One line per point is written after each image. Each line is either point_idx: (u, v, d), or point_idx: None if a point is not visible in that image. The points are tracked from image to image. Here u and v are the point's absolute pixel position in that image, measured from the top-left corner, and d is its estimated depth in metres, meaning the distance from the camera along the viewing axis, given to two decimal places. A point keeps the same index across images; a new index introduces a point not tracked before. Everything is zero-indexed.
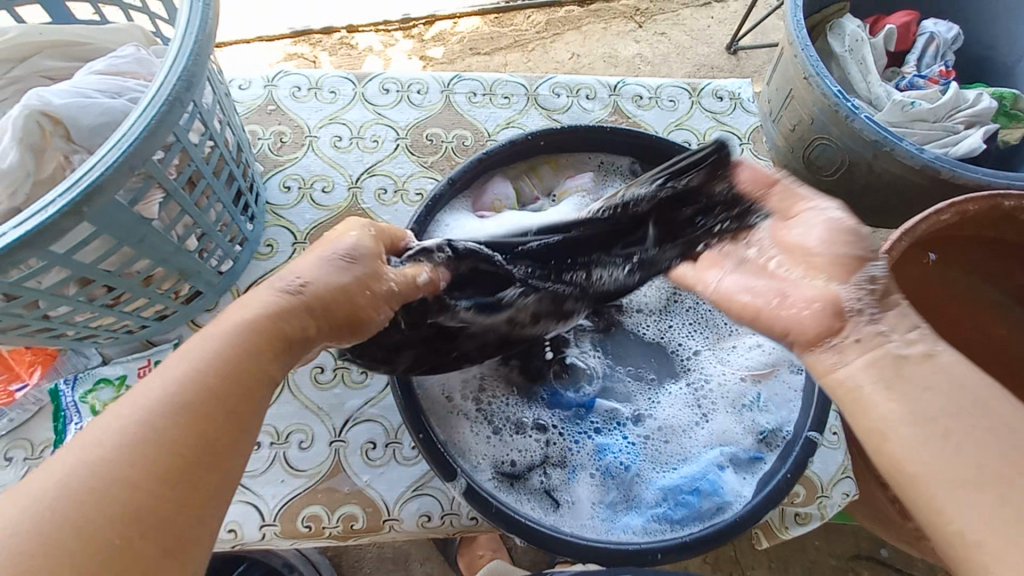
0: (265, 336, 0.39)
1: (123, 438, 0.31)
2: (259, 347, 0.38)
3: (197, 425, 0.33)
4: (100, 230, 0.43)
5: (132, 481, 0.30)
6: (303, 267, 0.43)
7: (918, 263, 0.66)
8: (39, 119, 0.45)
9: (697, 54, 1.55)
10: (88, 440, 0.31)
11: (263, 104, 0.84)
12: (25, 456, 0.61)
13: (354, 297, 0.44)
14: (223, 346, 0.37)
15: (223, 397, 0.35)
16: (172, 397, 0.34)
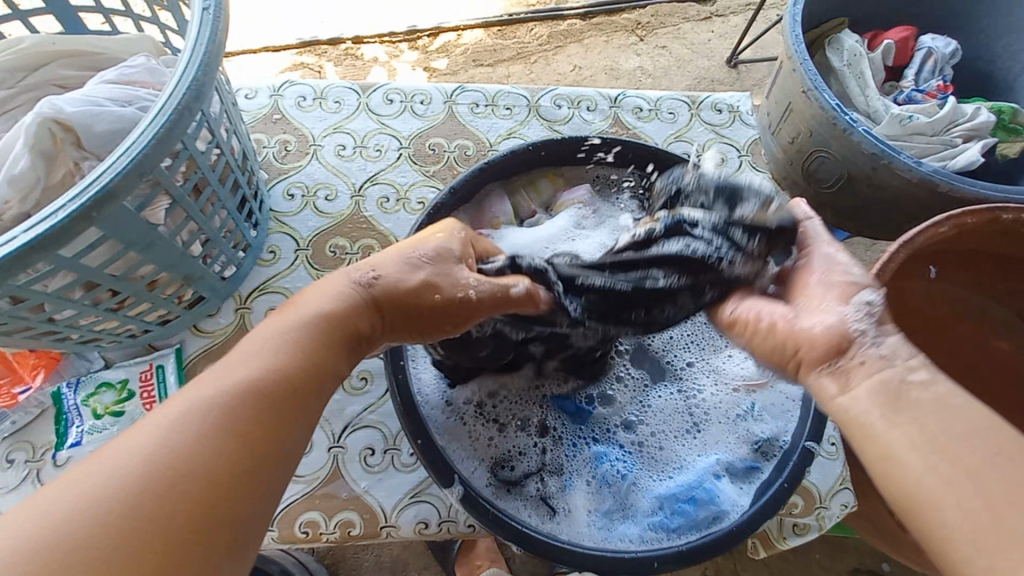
0: (306, 342, 0.40)
1: (162, 433, 0.31)
2: (302, 352, 0.40)
3: (244, 416, 0.34)
4: (108, 235, 0.43)
5: (171, 472, 0.30)
6: (383, 263, 0.47)
7: (920, 277, 0.67)
8: (50, 126, 0.46)
9: (698, 67, 1.57)
10: (128, 436, 0.31)
11: (269, 113, 0.85)
12: (26, 458, 0.62)
13: (423, 298, 0.46)
14: (267, 354, 0.38)
15: (264, 399, 0.36)
16: (213, 398, 0.34)
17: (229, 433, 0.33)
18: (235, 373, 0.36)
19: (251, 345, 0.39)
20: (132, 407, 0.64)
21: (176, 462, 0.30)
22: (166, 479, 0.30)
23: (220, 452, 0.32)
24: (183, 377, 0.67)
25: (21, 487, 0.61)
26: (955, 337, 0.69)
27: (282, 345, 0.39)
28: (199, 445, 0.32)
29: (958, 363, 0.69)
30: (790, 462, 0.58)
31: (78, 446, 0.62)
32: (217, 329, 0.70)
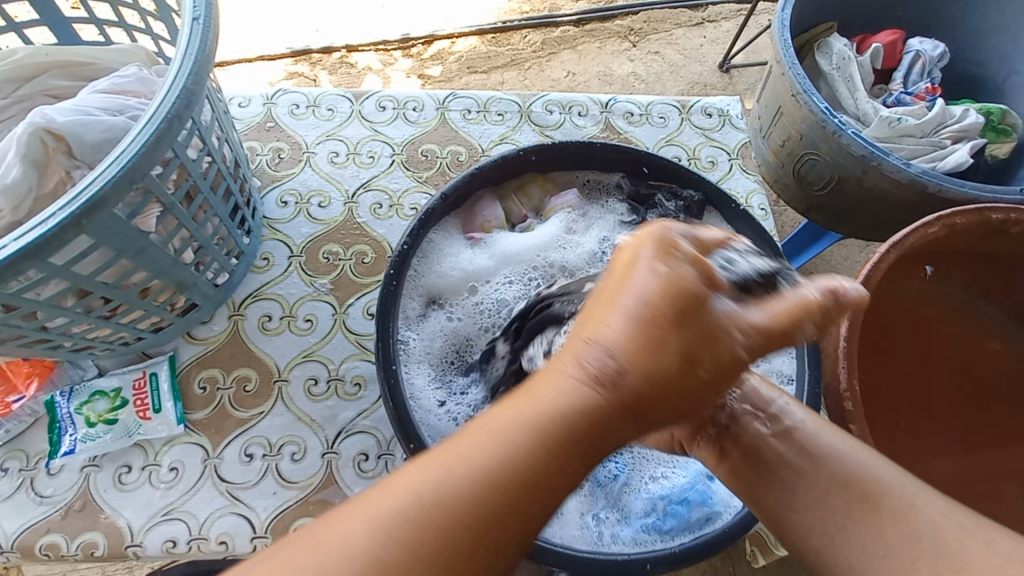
0: (539, 461, 0.28)
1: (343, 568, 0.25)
2: (526, 472, 0.28)
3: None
4: (99, 242, 0.44)
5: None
6: (612, 341, 0.31)
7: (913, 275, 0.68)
8: (41, 136, 0.46)
9: (690, 72, 1.59)
10: (317, 548, 0.26)
11: (262, 121, 0.86)
12: (19, 467, 0.62)
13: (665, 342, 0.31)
14: (488, 467, 0.28)
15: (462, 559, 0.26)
16: (414, 523, 0.26)
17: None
18: (433, 496, 0.27)
19: (474, 450, 0.28)
20: (126, 415, 0.64)
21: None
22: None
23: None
24: (177, 385, 0.67)
25: (14, 496, 0.61)
26: (951, 339, 0.69)
27: (512, 463, 0.28)
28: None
29: (955, 366, 0.69)
30: None
31: (72, 454, 0.62)
32: (210, 336, 0.70)
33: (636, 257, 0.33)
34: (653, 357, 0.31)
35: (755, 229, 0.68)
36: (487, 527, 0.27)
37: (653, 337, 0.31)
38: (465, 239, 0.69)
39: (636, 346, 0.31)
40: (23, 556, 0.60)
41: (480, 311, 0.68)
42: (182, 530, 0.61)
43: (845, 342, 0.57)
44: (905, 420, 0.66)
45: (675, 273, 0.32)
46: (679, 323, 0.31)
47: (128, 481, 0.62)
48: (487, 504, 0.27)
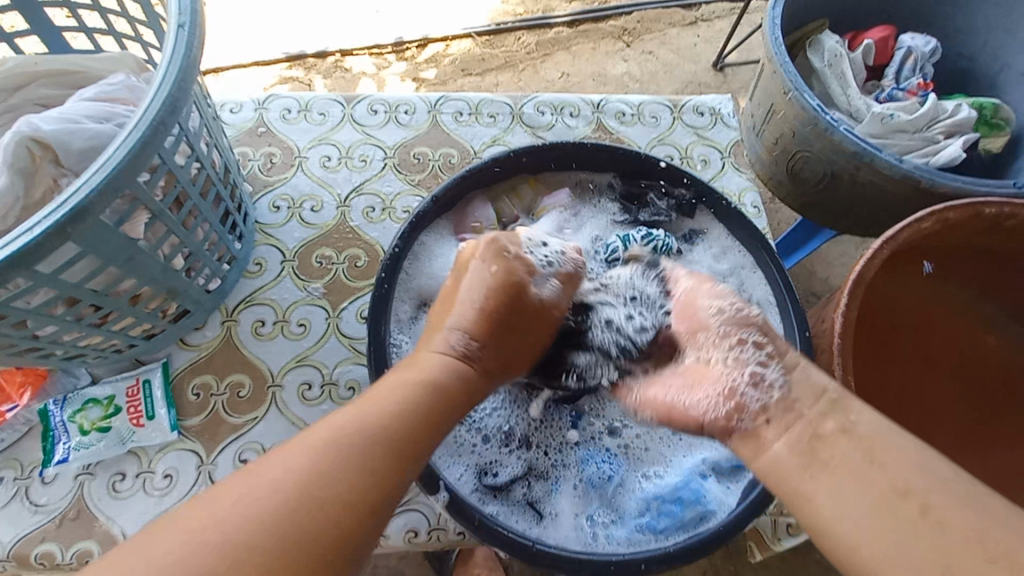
0: (416, 400, 0.43)
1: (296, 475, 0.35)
2: (416, 406, 0.43)
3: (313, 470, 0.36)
4: (87, 250, 0.44)
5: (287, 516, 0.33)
6: (464, 319, 0.51)
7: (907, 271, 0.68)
8: (27, 145, 0.46)
9: (684, 71, 1.59)
10: (256, 475, 0.35)
11: (254, 126, 0.86)
12: (13, 476, 0.62)
13: (493, 287, 0.52)
14: (390, 404, 0.42)
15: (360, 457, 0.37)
16: (345, 441, 0.38)
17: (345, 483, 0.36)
18: (357, 423, 0.39)
19: (380, 397, 0.42)
20: (119, 423, 0.64)
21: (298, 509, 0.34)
22: (287, 523, 0.33)
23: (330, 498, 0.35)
24: (170, 392, 0.67)
25: (9, 505, 0.60)
26: (948, 336, 0.69)
27: (404, 401, 0.43)
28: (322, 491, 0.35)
29: (952, 362, 0.69)
30: None
31: (66, 463, 0.62)
32: (203, 343, 0.70)
33: (467, 264, 0.54)
34: (485, 319, 0.51)
35: (748, 227, 0.69)
36: (396, 443, 0.40)
37: (490, 307, 0.52)
38: (457, 241, 0.69)
39: (478, 323, 0.51)
40: (19, 565, 0.59)
41: None
42: None
43: (839, 339, 0.59)
44: (904, 417, 0.66)
45: (501, 266, 0.54)
46: (496, 266, 0.54)
47: (123, 488, 0.62)
48: (392, 424, 0.41)
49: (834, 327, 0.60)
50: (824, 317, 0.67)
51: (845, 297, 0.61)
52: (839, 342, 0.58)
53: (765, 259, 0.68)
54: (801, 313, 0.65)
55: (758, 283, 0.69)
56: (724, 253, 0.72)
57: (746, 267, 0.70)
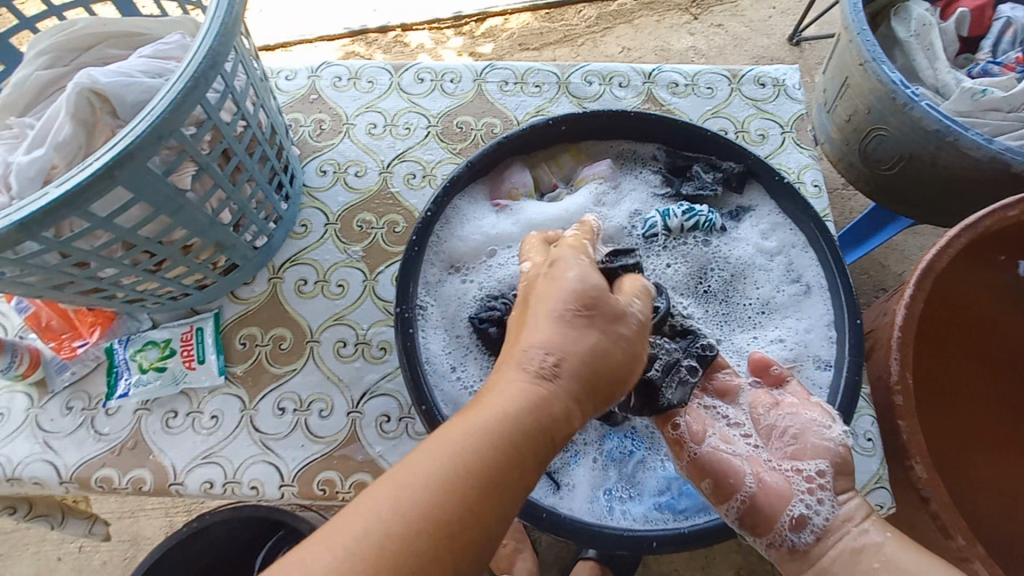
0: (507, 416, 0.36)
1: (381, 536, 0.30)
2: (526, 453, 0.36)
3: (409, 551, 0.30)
4: (137, 197, 0.47)
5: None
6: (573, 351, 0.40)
7: (980, 263, 0.65)
8: (88, 97, 0.48)
9: (756, 46, 1.49)
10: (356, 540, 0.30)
11: (306, 93, 0.89)
12: (82, 406, 0.68)
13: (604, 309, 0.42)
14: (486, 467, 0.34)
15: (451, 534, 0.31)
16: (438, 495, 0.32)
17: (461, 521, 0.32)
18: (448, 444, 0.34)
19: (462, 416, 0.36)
20: (174, 365, 0.69)
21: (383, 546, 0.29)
22: None
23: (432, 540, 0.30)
24: (220, 340, 0.72)
25: (77, 432, 0.67)
26: (1012, 332, 0.68)
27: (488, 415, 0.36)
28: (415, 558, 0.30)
29: (1013, 361, 0.67)
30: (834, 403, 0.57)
31: (127, 396, 0.68)
32: (251, 297, 0.74)
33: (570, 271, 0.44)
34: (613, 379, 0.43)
35: (801, 203, 0.65)
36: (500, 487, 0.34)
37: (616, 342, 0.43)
38: (491, 206, 0.69)
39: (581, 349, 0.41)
40: (81, 487, 0.66)
41: (502, 282, 0.66)
42: (218, 473, 0.65)
43: (899, 333, 0.60)
44: (958, 406, 0.66)
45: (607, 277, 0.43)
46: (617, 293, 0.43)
47: (174, 424, 0.67)
48: (502, 447, 0.35)
49: (896, 321, 0.62)
50: (889, 309, 0.69)
51: (910, 287, 0.62)
52: (899, 333, 0.60)
53: (815, 236, 0.64)
54: (852, 301, 0.60)
55: (808, 264, 0.66)
56: (773, 231, 0.68)
57: (796, 247, 0.66)
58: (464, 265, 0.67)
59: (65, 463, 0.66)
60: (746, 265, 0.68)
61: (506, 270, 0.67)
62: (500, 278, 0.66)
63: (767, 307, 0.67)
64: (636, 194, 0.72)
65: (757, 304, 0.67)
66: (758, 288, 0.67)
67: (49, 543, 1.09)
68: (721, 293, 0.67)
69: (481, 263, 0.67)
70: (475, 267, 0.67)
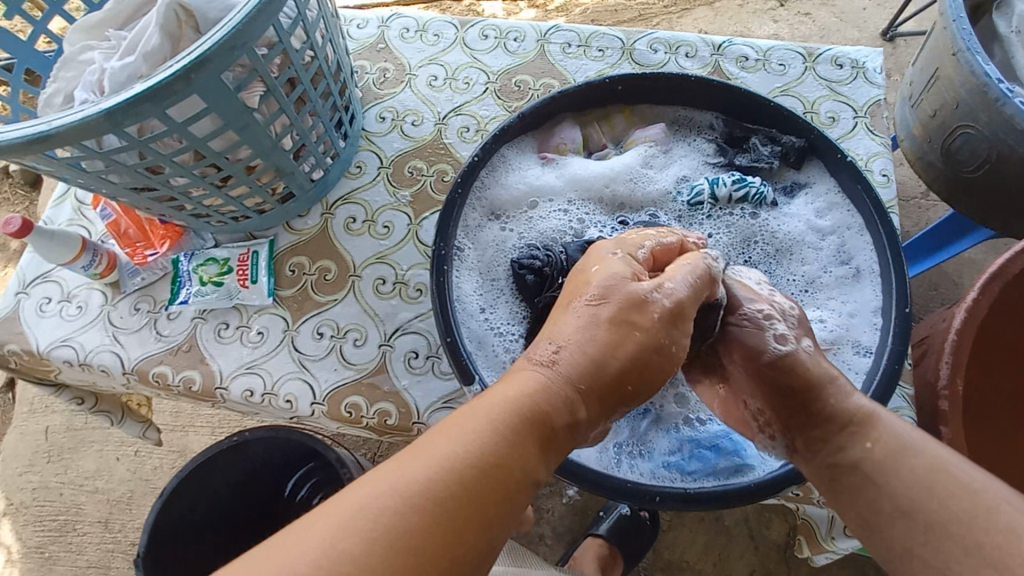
0: (522, 435, 0.39)
1: (401, 489, 0.35)
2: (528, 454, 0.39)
3: (412, 508, 0.34)
4: (209, 108, 0.51)
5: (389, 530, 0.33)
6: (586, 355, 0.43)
7: None
8: (177, 11, 0.53)
9: (844, 37, 1.41)
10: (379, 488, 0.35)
11: (375, 42, 0.91)
12: (148, 309, 0.75)
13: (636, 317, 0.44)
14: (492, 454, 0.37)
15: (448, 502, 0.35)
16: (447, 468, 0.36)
17: (473, 546, 0.35)
18: (464, 455, 0.37)
19: (480, 421, 0.38)
20: (230, 281, 0.75)
21: (399, 536, 0.33)
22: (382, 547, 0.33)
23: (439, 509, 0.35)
24: (272, 264, 0.76)
25: (142, 331, 0.74)
26: None
27: (507, 432, 0.38)
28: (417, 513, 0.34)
29: None
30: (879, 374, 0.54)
31: (186, 304, 0.74)
32: (304, 229, 0.78)
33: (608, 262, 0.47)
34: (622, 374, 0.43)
35: (862, 182, 0.62)
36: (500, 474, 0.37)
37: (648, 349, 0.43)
38: (538, 159, 0.69)
39: (604, 351, 0.43)
40: (140, 380, 0.72)
41: (539, 235, 0.67)
42: (258, 383, 0.71)
43: (955, 336, 0.61)
44: (995, 419, 0.68)
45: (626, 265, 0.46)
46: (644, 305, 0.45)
47: (225, 335, 0.73)
48: (516, 442, 0.38)
49: (953, 325, 0.63)
50: (946, 316, 0.68)
51: (975, 292, 0.63)
52: (954, 337, 0.61)
53: (872, 218, 0.61)
54: (903, 286, 0.57)
55: (862, 247, 0.63)
56: (828, 210, 0.65)
57: (851, 229, 0.63)
58: (501, 218, 0.68)
59: (129, 357, 0.73)
60: (793, 242, 0.66)
61: (542, 225, 0.68)
62: (536, 232, 0.67)
63: (812, 286, 0.65)
64: (685, 160, 0.70)
65: (800, 282, 0.65)
66: (803, 266, 0.65)
67: (111, 443, 1.21)
68: (761, 266, 0.66)
69: (517, 216, 0.68)
70: (513, 221, 0.68)
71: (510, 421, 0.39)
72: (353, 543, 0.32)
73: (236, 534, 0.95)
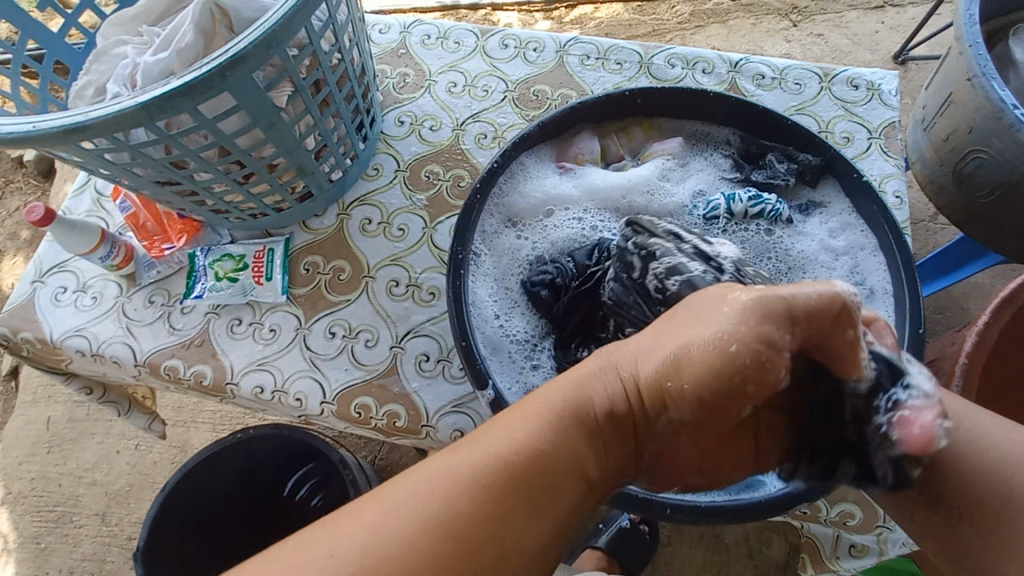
0: (573, 448, 0.39)
1: (453, 481, 0.36)
2: (582, 461, 0.39)
3: (464, 501, 0.35)
4: (240, 105, 0.51)
5: (441, 523, 0.34)
6: (669, 377, 0.40)
7: None
8: (212, 9, 0.54)
9: (856, 59, 1.42)
10: (436, 478, 0.36)
11: (396, 47, 0.93)
12: (162, 302, 0.75)
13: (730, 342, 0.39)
14: (547, 459, 0.38)
15: (498, 501, 0.36)
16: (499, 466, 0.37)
17: (511, 543, 0.35)
18: (518, 447, 0.37)
19: (534, 415, 0.39)
20: (245, 278, 0.75)
21: (448, 529, 0.34)
22: (432, 537, 0.34)
23: (490, 509, 0.35)
24: (287, 262, 0.77)
25: (155, 323, 0.74)
26: None
27: (559, 441, 0.38)
28: (467, 509, 0.35)
29: None
30: None
31: (201, 299, 0.75)
32: (320, 228, 0.79)
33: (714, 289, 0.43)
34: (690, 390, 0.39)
35: (877, 204, 0.62)
36: (551, 481, 0.37)
37: (714, 356, 0.39)
38: (556, 168, 0.70)
39: (682, 374, 0.40)
40: (151, 372, 0.73)
41: (555, 243, 0.68)
42: (269, 380, 0.71)
43: (966, 359, 0.62)
44: None
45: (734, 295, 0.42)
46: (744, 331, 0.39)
47: (238, 331, 0.73)
48: (571, 448, 0.38)
49: (963, 348, 0.63)
50: (956, 339, 0.68)
51: (986, 315, 0.63)
52: (965, 360, 0.61)
53: (887, 240, 0.61)
54: (916, 308, 0.57)
55: (875, 268, 0.63)
56: (842, 230, 0.66)
57: (865, 249, 0.64)
58: (520, 224, 0.69)
59: (142, 349, 0.73)
60: (806, 260, 0.66)
61: (559, 233, 0.69)
62: (552, 239, 0.68)
63: None
64: (701, 175, 0.71)
65: None
66: None
67: (112, 435, 1.20)
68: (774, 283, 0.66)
69: (534, 222, 0.69)
70: (530, 228, 0.69)
71: (569, 427, 0.39)
72: (400, 526, 0.34)
73: (236, 531, 0.95)
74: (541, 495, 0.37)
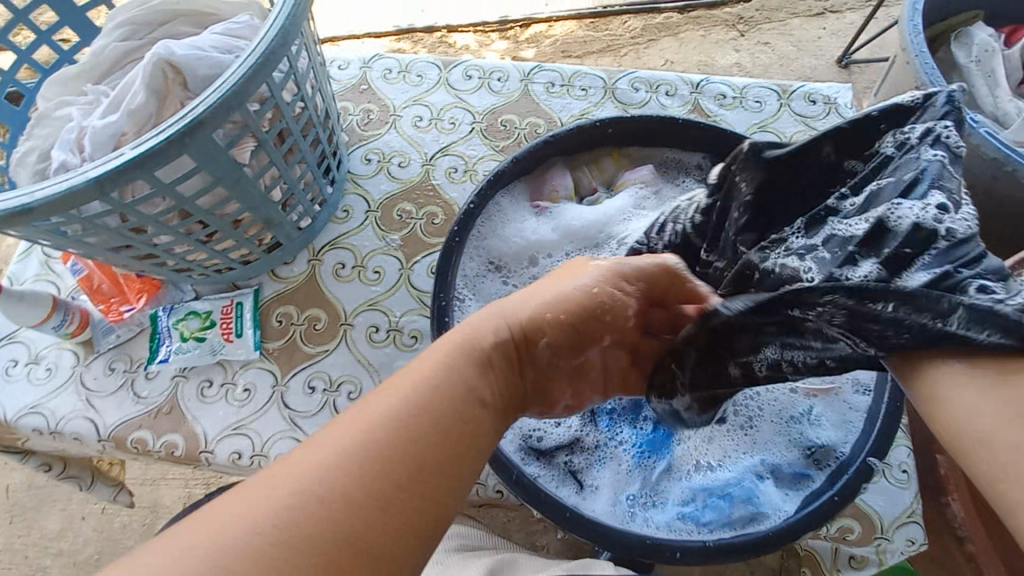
0: (484, 374, 0.38)
1: (369, 421, 0.32)
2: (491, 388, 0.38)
3: (385, 434, 0.32)
4: (201, 167, 0.49)
5: (363, 458, 0.31)
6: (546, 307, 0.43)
7: None
8: (164, 68, 0.51)
9: (803, 65, 1.47)
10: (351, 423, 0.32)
11: (357, 83, 0.91)
12: (124, 368, 0.70)
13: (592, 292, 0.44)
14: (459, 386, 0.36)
15: (422, 427, 0.33)
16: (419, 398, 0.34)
17: (439, 469, 0.32)
18: (427, 382, 0.35)
19: (435, 363, 0.36)
20: (213, 336, 0.71)
21: (373, 454, 0.31)
22: (356, 473, 0.30)
23: (410, 436, 0.32)
24: (258, 316, 0.73)
25: (118, 393, 0.69)
26: None
27: (467, 370, 0.37)
28: (391, 438, 0.32)
29: None
30: (880, 418, 0.54)
31: (167, 362, 0.70)
32: (290, 276, 0.76)
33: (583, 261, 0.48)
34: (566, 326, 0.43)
35: None
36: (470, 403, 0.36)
37: (579, 298, 0.44)
38: (532, 207, 0.70)
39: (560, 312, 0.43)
40: (116, 446, 0.68)
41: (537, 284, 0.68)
42: (246, 445, 0.67)
43: None
44: None
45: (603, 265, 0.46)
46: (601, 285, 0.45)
47: (209, 394, 0.69)
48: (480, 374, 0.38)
49: None
50: None
51: None
52: None
53: None
54: None
55: None
56: None
57: None
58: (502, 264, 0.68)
59: (104, 422, 0.68)
60: None
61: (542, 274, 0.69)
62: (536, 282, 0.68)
63: None
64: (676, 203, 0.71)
65: None
66: None
67: (75, 501, 1.12)
68: None
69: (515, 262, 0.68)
70: (512, 269, 0.68)
71: (469, 355, 0.38)
72: (318, 465, 0.30)
73: None
74: (458, 418, 0.35)
